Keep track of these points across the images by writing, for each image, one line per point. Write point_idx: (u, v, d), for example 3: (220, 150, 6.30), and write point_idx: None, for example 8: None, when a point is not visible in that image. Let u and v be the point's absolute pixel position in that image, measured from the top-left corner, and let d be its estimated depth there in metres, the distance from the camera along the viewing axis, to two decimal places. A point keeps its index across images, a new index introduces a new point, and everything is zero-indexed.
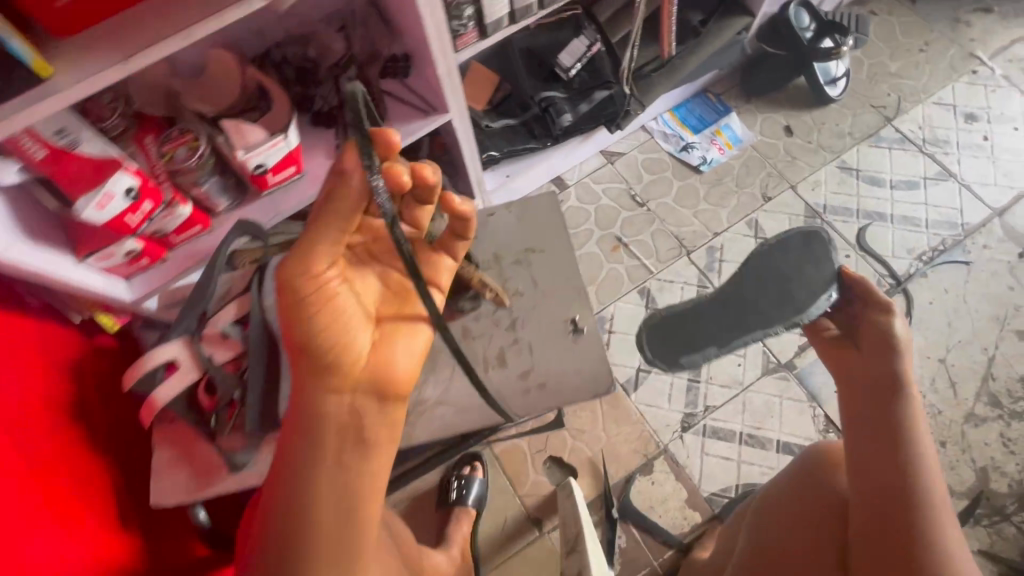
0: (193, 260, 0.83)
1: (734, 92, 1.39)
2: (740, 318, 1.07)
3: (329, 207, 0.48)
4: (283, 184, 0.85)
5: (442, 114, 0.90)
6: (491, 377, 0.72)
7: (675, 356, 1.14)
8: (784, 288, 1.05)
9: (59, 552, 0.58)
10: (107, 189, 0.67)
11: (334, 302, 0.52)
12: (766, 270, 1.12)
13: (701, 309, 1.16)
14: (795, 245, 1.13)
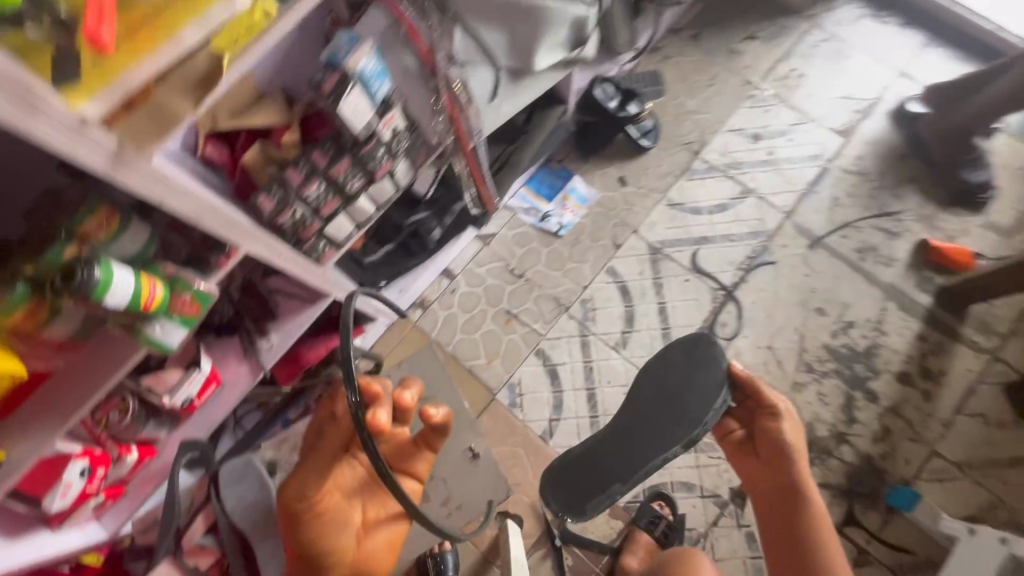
0: (151, 483, 0.99)
1: (572, 155, 1.62)
2: (631, 445, 0.99)
3: (320, 442, 0.85)
4: (210, 398, 1.01)
5: (325, 297, 1.06)
6: None
7: (579, 504, 0.99)
8: (677, 402, 0.98)
9: None
10: (65, 481, 0.82)
11: (327, 513, 0.83)
12: (665, 385, 0.99)
13: (595, 450, 1.00)
14: (679, 352, 1.01)
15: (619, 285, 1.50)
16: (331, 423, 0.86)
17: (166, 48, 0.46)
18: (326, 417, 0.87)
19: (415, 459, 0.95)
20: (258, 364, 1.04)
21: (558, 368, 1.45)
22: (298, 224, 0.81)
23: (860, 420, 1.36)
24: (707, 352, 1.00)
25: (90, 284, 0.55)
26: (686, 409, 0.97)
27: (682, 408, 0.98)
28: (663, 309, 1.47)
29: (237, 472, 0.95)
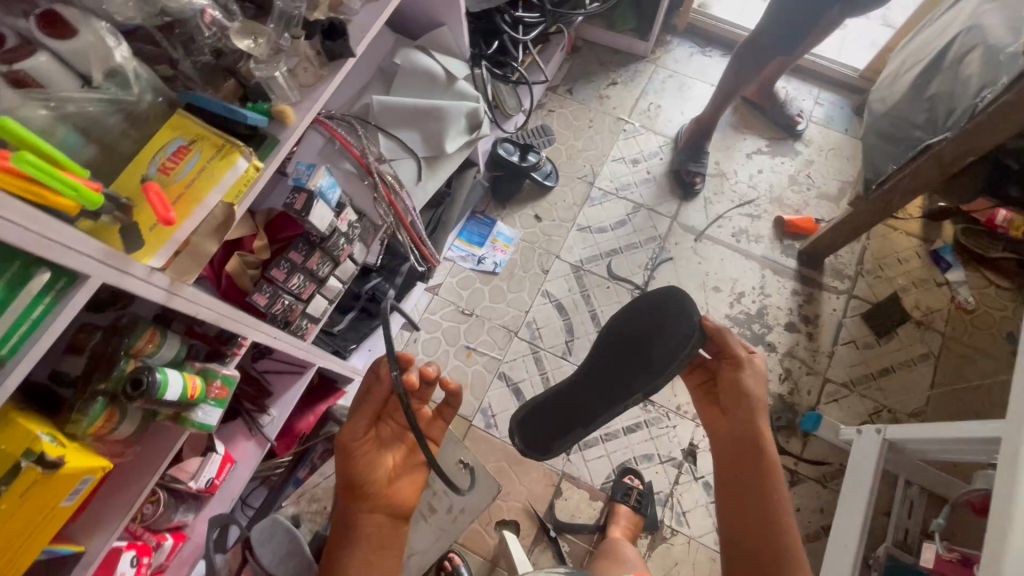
0: (188, 562, 1.11)
1: (492, 204, 1.90)
2: (600, 393, 1.18)
3: (366, 397, 1.00)
4: (226, 476, 1.15)
5: (311, 368, 1.23)
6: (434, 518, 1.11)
7: (548, 444, 1.21)
8: (644, 352, 1.12)
9: None
10: (121, 571, 0.92)
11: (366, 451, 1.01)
12: (630, 338, 1.14)
13: (568, 397, 1.21)
14: (647, 305, 1.12)
15: (556, 303, 1.77)
16: (374, 385, 1.01)
17: (197, 209, 0.69)
18: (370, 379, 1.01)
19: (432, 423, 1.11)
20: (264, 437, 1.20)
21: (519, 384, 1.68)
22: (287, 310, 1.01)
23: (767, 366, 1.67)
24: (677, 307, 1.07)
25: (154, 384, 0.73)
26: (652, 362, 1.09)
27: (650, 360, 1.10)
28: (594, 315, 1.75)
29: (266, 530, 1.09)
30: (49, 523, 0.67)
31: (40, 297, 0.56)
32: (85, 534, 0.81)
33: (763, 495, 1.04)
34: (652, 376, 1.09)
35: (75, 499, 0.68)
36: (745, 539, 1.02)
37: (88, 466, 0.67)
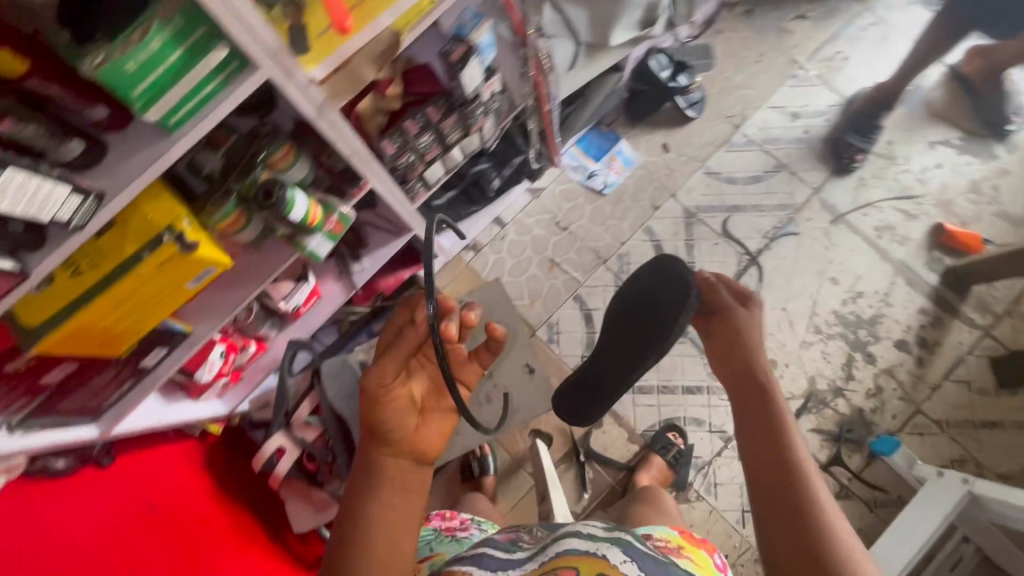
0: (264, 371, 1.21)
1: (621, 120, 1.74)
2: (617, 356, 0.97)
3: (398, 341, 0.65)
4: (310, 308, 1.21)
5: (408, 232, 1.22)
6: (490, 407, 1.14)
7: (584, 412, 1.04)
8: (648, 315, 0.93)
9: None
10: (211, 360, 1.02)
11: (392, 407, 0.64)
12: (636, 297, 0.95)
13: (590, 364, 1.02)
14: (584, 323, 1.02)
15: (655, 243, 1.67)
16: (407, 325, 0.67)
17: (369, 25, 0.70)
18: (400, 318, 0.68)
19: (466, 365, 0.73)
20: (351, 283, 1.24)
21: (593, 312, 1.64)
22: (409, 166, 0.98)
23: (857, 377, 1.54)
24: (670, 271, 0.93)
25: (283, 200, 0.75)
26: (663, 313, 0.92)
27: (660, 312, 0.92)
28: (691, 268, 1.64)
29: (336, 367, 1.15)
30: (176, 297, 0.72)
31: (215, 74, 0.60)
32: (193, 318, 0.87)
33: (782, 462, 0.69)
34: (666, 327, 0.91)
35: (200, 283, 0.73)
36: (778, 521, 0.66)
37: (214, 257, 0.69)
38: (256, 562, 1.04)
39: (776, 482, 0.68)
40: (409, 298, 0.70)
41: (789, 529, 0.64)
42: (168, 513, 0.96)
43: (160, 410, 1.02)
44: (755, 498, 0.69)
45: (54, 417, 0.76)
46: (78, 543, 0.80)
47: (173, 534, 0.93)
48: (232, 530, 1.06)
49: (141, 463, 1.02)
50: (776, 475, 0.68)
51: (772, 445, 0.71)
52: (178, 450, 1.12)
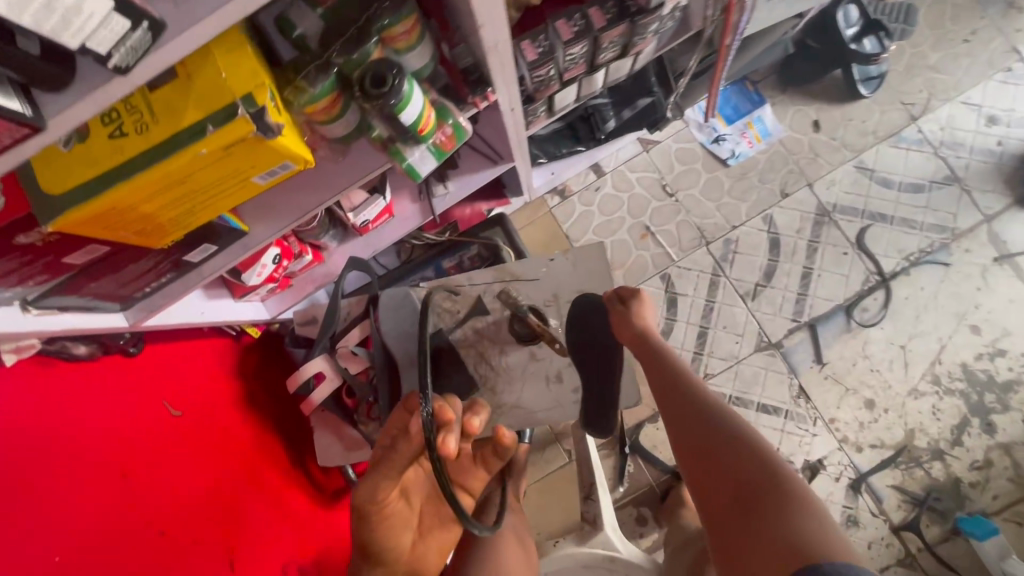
0: (314, 284, 1.07)
1: (772, 80, 1.44)
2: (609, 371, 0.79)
3: (390, 454, 0.65)
4: (379, 225, 1.05)
5: (508, 161, 1.02)
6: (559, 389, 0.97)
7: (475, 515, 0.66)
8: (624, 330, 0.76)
9: (269, 506, 0.91)
10: (263, 262, 0.88)
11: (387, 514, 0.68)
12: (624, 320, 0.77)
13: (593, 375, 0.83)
14: (580, 338, 0.92)
15: (772, 236, 1.42)
16: (400, 436, 0.65)
17: None
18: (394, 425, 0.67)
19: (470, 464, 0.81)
20: (429, 208, 1.05)
21: (679, 297, 1.43)
22: (545, 81, 0.76)
23: (965, 444, 1.33)
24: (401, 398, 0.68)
25: (399, 92, 0.56)
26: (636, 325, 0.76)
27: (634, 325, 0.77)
28: (807, 274, 1.40)
29: (395, 300, 1.00)
30: (239, 192, 0.56)
31: None
32: (254, 215, 0.72)
33: (713, 430, 0.70)
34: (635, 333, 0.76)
35: (270, 180, 0.56)
36: (726, 496, 0.66)
37: (294, 151, 0.52)
38: (276, 488, 0.95)
39: (718, 453, 0.68)
40: (407, 406, 0.68)
41: (736, 491, 0.65)
42: (191, 421, 0.87)
43: (199, 305, 0.91)
44: (699, 484, 0.69)
45: (79, 301, 0.63)
46: (93, 443, 0.70)
47: (194, 447, 0.84)
48: (255, 447, 0.97)
49: (172, 355, 0.92)
50: (709, 442, 0.70)
51: (698, 418, 0.72)
52: (211, 348, 1.02)
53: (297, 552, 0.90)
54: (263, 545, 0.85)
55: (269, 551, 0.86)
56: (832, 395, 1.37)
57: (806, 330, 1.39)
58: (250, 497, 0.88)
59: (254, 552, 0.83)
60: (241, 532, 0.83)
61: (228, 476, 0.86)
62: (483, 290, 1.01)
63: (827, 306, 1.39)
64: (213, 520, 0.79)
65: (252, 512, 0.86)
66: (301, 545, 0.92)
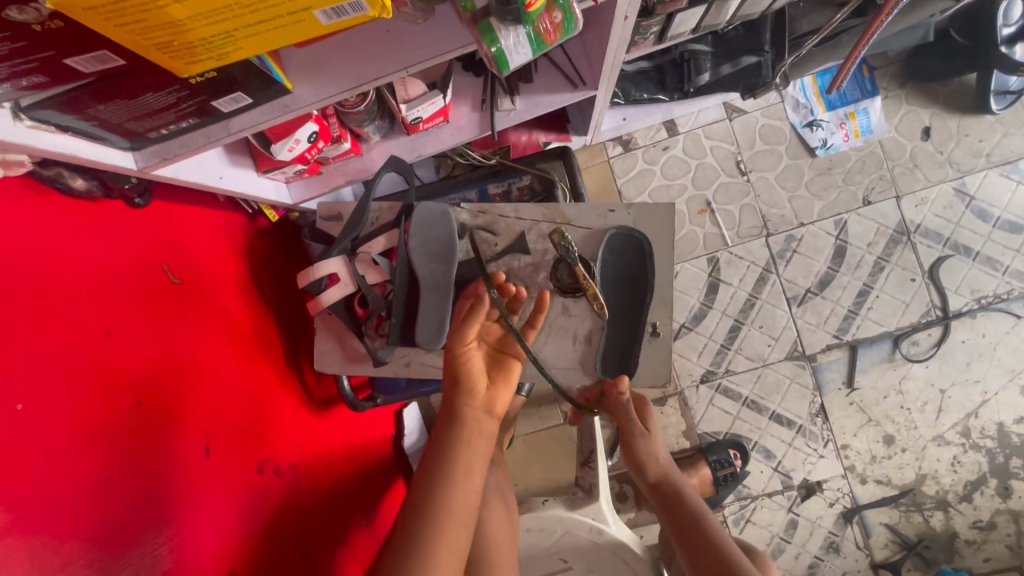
0: (345, 178, 0.96)
1: (892, 70, 1.27)
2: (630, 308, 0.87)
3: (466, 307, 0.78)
4: (430, 128, 0.93)
5: (590, 88, 0.89)
6: (585, 351, 0.89)
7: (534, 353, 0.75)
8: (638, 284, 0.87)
9: (254, 400, 0.85)
10: (297, 137, 0.78)
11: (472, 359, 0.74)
12: (635, 273, 0.87)
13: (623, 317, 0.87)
14: (614, 271, 0.88)
15: (839, 244, 1.29)
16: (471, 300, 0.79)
17: None
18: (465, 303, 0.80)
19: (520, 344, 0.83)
20: (488, 122, 0.93)
21: (721, 284, 1.33)
22: None
23: (974, 502, 1.26)
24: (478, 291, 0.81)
25: None
26: (636, 276, 0.87)
27: (633, 277, 0.87)
28: (864, 292, 1.29)
29: (432, 215, 0.90)
30: (293, 27, 0.45)
31: None
32: (300, 73, 0.61)
33: None
34: (640, 281, 0.87)
35: (333, 22, 0.46)
36: None
37: None
38: (265, 383, 0.89)
39: None
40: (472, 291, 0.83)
41: None
42: (187, 293, 0.78)
43: (218, 168, 0.80)
44: None
45: (82, 125, 0.54)
46: (79, 288, 0.62)
47: (184, 322, 0.76)
48: (251, 334, 0.90)
49: (179, 215, 0.83)
50: None
51: None
52: (219, 222, 0.92)
53: (276, 452, 0.84)
54: (238, 438, 0.79)
55: (244, 443, 0.79)
56: (852, 421, 1.30)
57: (845, 349, 1.29)
58: (234, 386, 0.81)
59: (228, 444, 0.77)
60: (221, 420, 0.77)
61: (216, 358, 0.80)
62: (528, 227, 0.90)
63: (875, 331, 1.28)
64: (195, 402, 0.73)
65: (235, 403, 0.80)
66: (282, 447, 0.86)
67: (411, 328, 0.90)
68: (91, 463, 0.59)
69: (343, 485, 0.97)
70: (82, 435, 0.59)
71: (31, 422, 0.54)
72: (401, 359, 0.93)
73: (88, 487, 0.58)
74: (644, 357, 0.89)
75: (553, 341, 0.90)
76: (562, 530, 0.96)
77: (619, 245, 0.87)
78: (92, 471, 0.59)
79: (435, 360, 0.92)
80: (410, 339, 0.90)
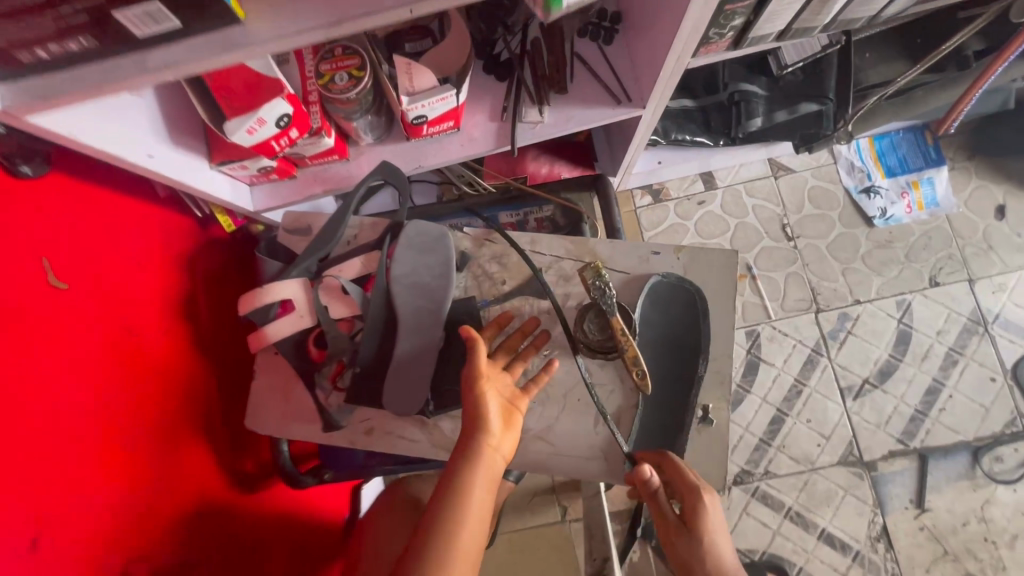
0: (323, 186, 0.77)
1: (960, 141, 1.13)
2: (672, 380, 0.66)
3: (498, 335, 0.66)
4: (437, 135, 0.76)
5: (636, 105, 0.74)
6: (609, 437, 0.66)
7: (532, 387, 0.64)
8: (685, 349, 0.67)
9: (138, 467, 0.61)
10: (260, 115, 0.60)
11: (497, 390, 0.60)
12: (683, 335, 0.67)
13: (663, 391, 0.66)
14: (656, 331, 0.67)
15: (901, 328, 1.09)
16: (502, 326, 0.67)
17: None
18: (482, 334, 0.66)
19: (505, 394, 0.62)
20: (508, 135, 0.76)
21: (761, 364, 1.12)
22: None
23: None
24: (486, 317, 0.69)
25: None
26: (685, 339, 0.67)
27: (681, 340, 0.67)
28: (935, 390, 1.07)
29: (426, 239, 0.70)
30: None
31: None
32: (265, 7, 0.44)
33: None
34: (688, 345, 0.67)
35: None
36: None
37: None
38: (170, 458, 0.65)
39: None
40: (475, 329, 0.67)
41: None
42: (62, 325, 0.56)
43: (152, 143, 0.60)
44: None
45: None
46: None
47: (39, 367, 0.53)
48: (167, 375, 0.68)
49: (95, 202, 0.63)
50: None
51: None
52: (150, 225, 0.71)
53: (152, 549, 0.59)
54: (94, 523, 0.55)
55: (106, 527, 0.56)
56: (924, 553, 1.03)
57: (913, 459, 1.06)
58: (110, 443, 0.58)
59: (72, 527, 0.53)
60: (66, 524, 0.52)
61: (90, 402, 0.57)
62: (547, 264, 0.70)
63: (949, 439, 1.06)
64: (18, 488, 0.49)
65: (103, 491, 0.56)
66: (168, 557, 0.61)
67: (380, 383, 0.68)
68: None
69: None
70: None
71: None
72: (361, 424, 0.70)
73: None
74: (690, 452, 0.66)
75: (566, 417, 0.67)
76: None
77: (664, 298, 0.67)
78: None
79: (405, 430, 0.69)
80: (378, 398, 0.68)
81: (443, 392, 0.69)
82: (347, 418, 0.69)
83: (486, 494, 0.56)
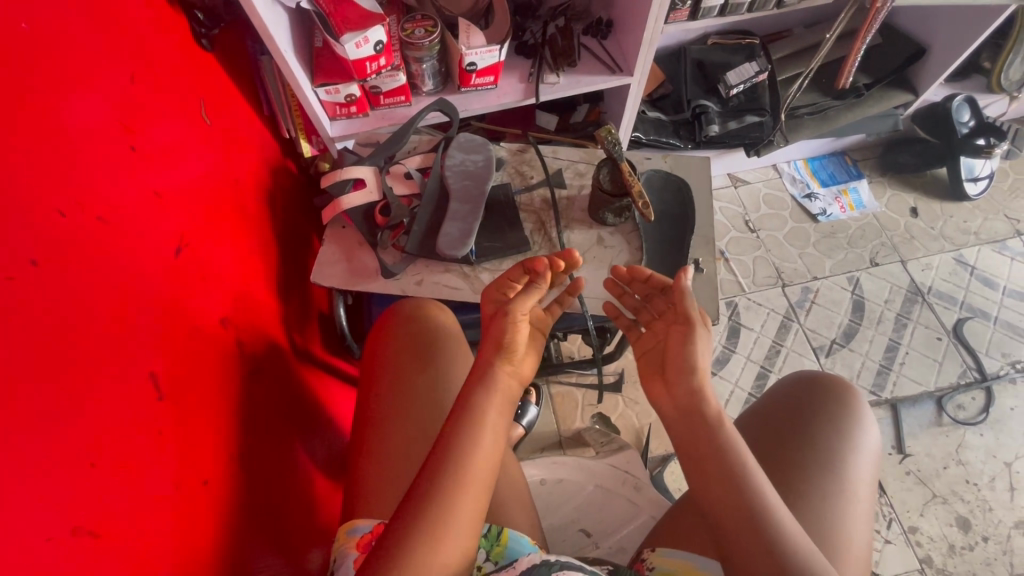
0: (389, 122, 0.98)
1: (871, 163, 1.45)
2: (668, 242, 0.84)
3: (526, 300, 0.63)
4: (480, 88, 1.00)
5: (624, 75, 1.02)
6: None
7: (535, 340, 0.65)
8: (677, 220, 0.85)
9: (238, 265, 0.70)
10: (367, 34, 0.82)
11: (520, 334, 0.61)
12: (675, 210, 0.85)
13: (661, 249, 0.83)
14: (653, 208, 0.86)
15: (855, 299, 1.28)
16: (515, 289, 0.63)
17: None
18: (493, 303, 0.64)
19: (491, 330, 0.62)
20: (533, 90, 1.01)
21: (742, 329, 1.26)
22: None
23: None
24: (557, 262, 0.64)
25: None
26: (676, 212, 0.85)
27: (673, 213, 0.85)
28: (894, 347, 1.22)
29: (472, 144, 0.89)
30: None
31: None
32: None
33: None
34: (679, 218, 0.85)
35: None
36: None
37: None
38: (252, 279, 0.74)
39: None
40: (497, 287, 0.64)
41: None
42: (206, 149, 0.70)
43: (284, 45, 0.82)
44: None
45: None
46: (130, 31, 0.59)
47: (197, 170, 0.66)
48: (256, 226, 0.81)
49: (229, 88, 0.83)
50: None
51: None
52: (251, 122, 0.89)
53: (243, 328, 0.66)
54: (218, 277, 0.64)
55: (223, 288, 0.64)
56: (915, 497, 1.09)
57: (887, 409, 1.16)
58: (227, 233, 0.69)
59: (208, 266, 0.62)
60: (204, 272, 0.61)
61: (218, 196, 0.70)
62: (565, 166, 0.91)
63: (915, 389, 1.18)
64: (181, 211, 0.60)
65: (225, 273, 0.66)
66: (255, 359, 0.68)
67: (433, 241, 0.82)
68: (70, 136, 0.47)
69: (310, 449, 0.76)
70: (78, 113, 0.48)
71: (32, 49, 0.45)
72: (412, 279, 0.83)
73: (54, 152, 0.44)
74: (689, 295, 0.80)
75: (586, 268, 0.81)
76: (593, 484, 0.74)
77: (657, 184, 0.87)
78: (74, 141, 0.47)
79: (450, 280, 0.82)
80: (432, 251, 0.81)
81: (484, 249, 0.83)
82: (403, 271, 0.82)
83: (500, 413, 0.58)
